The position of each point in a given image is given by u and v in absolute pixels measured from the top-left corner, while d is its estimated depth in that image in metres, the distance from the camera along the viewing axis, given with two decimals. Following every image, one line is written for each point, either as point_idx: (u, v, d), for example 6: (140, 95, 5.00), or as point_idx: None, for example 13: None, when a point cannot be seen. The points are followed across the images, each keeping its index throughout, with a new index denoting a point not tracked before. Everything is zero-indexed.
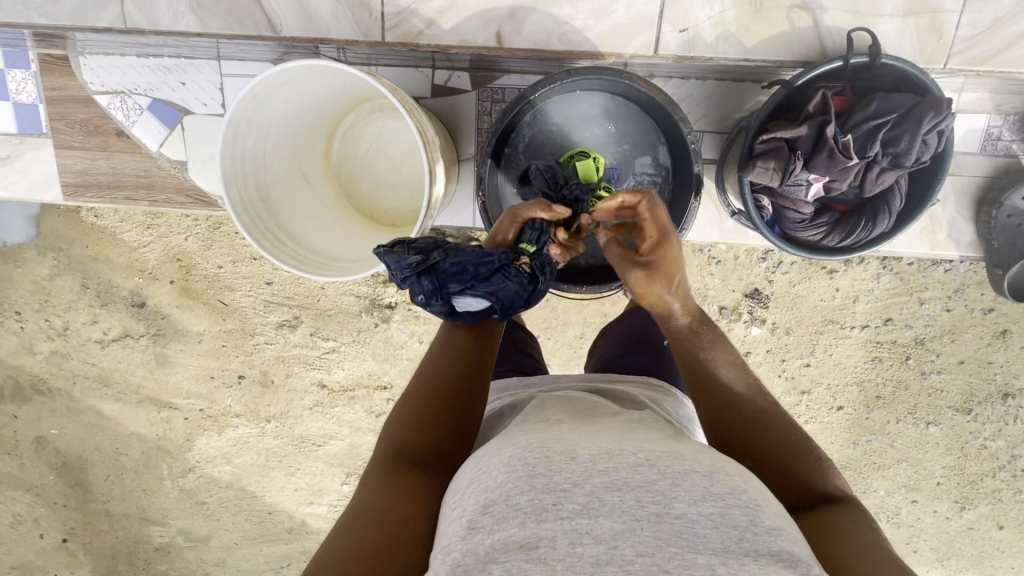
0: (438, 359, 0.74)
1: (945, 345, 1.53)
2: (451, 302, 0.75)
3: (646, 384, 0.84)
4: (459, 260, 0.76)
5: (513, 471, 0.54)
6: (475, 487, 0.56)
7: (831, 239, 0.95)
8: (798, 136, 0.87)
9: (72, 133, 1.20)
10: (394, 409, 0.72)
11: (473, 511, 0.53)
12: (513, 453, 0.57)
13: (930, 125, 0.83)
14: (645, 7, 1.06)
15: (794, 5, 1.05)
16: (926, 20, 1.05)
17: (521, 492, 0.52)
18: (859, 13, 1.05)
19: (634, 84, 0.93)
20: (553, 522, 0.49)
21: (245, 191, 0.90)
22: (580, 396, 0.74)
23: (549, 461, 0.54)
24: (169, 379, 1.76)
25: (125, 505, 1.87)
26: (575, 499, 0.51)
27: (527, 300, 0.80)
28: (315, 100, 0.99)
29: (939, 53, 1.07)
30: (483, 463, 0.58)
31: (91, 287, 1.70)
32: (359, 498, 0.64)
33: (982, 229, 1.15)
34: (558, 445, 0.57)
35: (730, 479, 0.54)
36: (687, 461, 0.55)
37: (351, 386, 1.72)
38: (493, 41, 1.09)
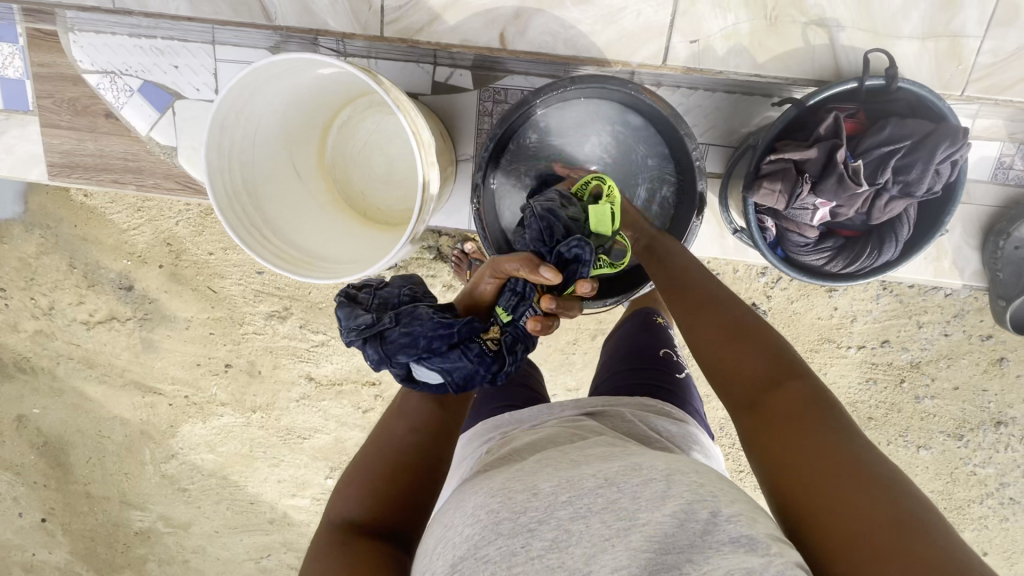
0: (396, 427, 0.76)
1: (940, 370, 1.52)
2: (407, 369, 0.75)
3: (639, 403, 0.80)
4: (409, 333, 0.73)
5: (478, 519, 0.51)
6: (443, 545, 0.52)
7: (833, 264, 0.93)
8: (807, 158, 0.84)
9: (60, 112, 1.17)
10: (348, 484, 0.72)
11: (443, 573, 0.49)
12: (477, 501, 0.54)
13: (945, 154, 0.81)
14: (655, 15, 1.03)
15: (810, 22, 1.02)
16: (945, 44, 1.02)
17: (489, 542, 0.49)
18: (877, 34, 1.02)
19: (638, 95, 0.90)
20: (525, 565, 0.46)
21: (232, 185, 0.86)
22: (559, 432, 0.69)
23: (512, 502, 0.51)
24: (155, 364, 1.73)
25: (106, 488, 1.85)
26: (543, 536, 0.48)
27: (489, 376, 0.76)
28: (309, 93, 0.95)
29: (957, 80, 1.04)
30: (449, 519, 0.55)
31: (78, 267, 1.66)
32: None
33: (987, 259, 1.13)
34: (520, 482, 0.55)
35: (686, 480, 0.52)
36: (643, 470, 0.53)
37: (338, 380, 1.69)
38: (496, 43, 1.06)
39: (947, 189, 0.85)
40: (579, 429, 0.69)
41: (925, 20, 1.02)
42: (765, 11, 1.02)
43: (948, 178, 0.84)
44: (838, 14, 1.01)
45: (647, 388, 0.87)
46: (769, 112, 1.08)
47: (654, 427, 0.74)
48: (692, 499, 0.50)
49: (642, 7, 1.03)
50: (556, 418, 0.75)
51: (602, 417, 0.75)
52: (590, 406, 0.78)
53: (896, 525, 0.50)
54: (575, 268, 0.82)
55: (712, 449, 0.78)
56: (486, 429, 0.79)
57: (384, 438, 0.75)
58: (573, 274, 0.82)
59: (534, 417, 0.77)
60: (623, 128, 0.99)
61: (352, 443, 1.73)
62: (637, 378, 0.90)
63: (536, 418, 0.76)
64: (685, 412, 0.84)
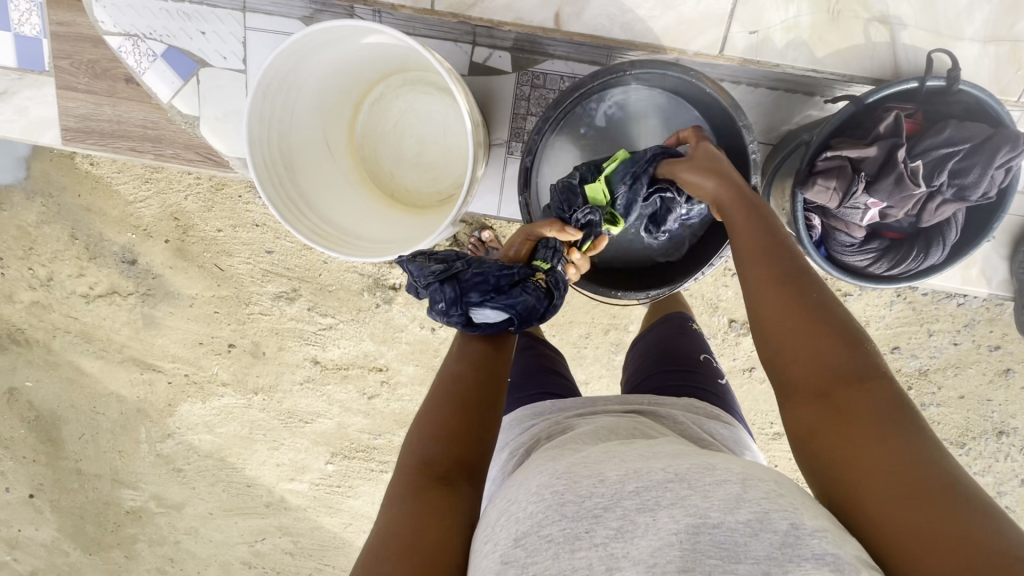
0: (465, 364, 0.71)
1: (948, 378, 1.53)
2: (466, 313, 0.73)
3: (687, 404, 0.83)
4: (482, 271, 0.75)
5: (542, 500, 0.52)
6: (506, 520, 0.53)
7: (877, 266, 0.93)
8: (865, 156, 0.83)
9: (78, 74, 1.13)
10: (417, 420, 0.67)
11: (506, 545, 0.50)
12: (542, 481, 0.56)
13: (1004, 159, 0.80)
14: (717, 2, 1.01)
15: (873, 18, 1.01)
16: (1006, 48, 1.01)
17: (553, 522, 0.50)
18: (940, 35, 1.01)
19: (700, 83, 0.88)
20: (588, 550, 0.48)
21: (269, 155, 0.84)
22: (618, 422, 0.71)
23: (577, 486, 0.53)
24: (155, 341, 1.69)
25: (98, 466, 1.81)
26: (609, 524, 0.49)
27: (544, 314, 0.78)
28: (347, 66, 0.93)
29: (1014, 86, 1.03)
30: (512, 496, 0.56)
31: (80, 238, 1.61)
32: (386, 521, 0.58)
33: (1015, 268, 1.14)
34: (585, 468, 0.56)
35: (765, 485, 0.51)
36: (717, 471, 0.53)
37: (345, 364, 1.66)
38: (550, 23, 1.02)
39: (1000, 195, 0.85)
40: (634, 422, 0.71)
41: (988, 24, 1.00)
42: (829, 5, 1.00)
43: (1001, 183, 0.84)
44: (901, 12, 1.01)
45: (689, 389, 0.88)
46: (809, 111, 1.08)
47: (709, 430, 0.76)
48: (772, 502, 0.48)
49: None
50: (604, 411, 0.78)
51: (650, 414, 0.78)
52: (635, 403, 0.81)
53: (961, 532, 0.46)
54: (590, 229, 0.89)
55: (753, 442, 0.80)
56: (530, 415, 0.82)
57: (454, 373, 0.71)
58: (588, 235, 0.90)
59: (585, 407, 0.80)
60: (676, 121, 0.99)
61: (355, 430, 1.70)
62: (679, 379, 0.91)
63: (587, 409, 0.79)
64: (728, 414, 0.86)
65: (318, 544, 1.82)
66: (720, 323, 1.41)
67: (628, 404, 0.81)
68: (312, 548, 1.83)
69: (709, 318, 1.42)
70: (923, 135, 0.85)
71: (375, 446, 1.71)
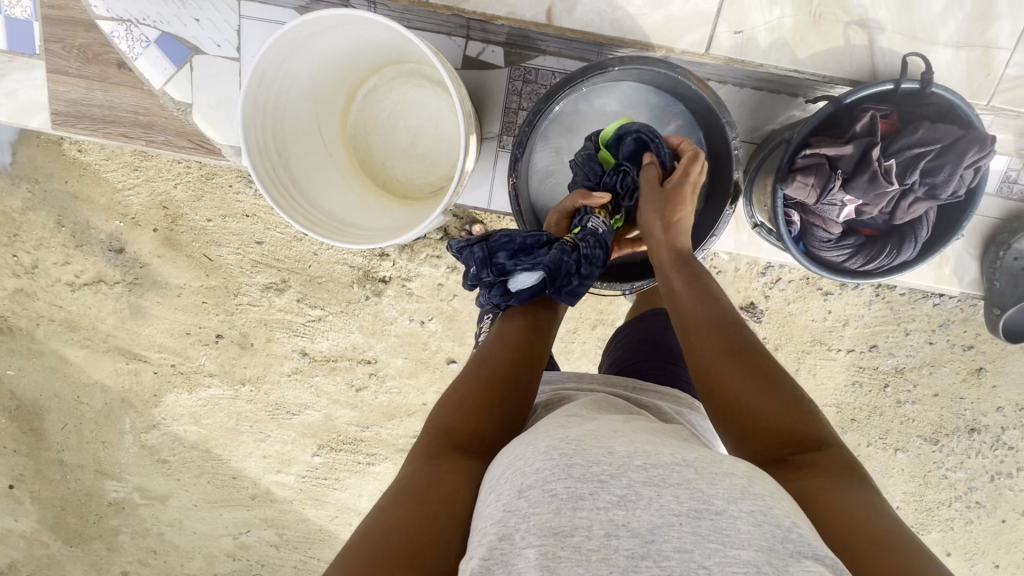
0: (494, 350, 0.78)
1: (923, 376, 1.58)
2: (502, 284, 0.82)
3: (671, 395, 0.86)
4: (508, 234, 0.84)
5: (550, 459, 0.55)
6: (512, 473, 0.57)
7: (853, 262, 0.96)
8: (842, 154, 0.87)
9: (69, 58, 1.13)
10: (447, 395, 0.74)
11: (509, 496, 0.54)
12: (550, 443, 0.58)
13: (973, 159, 0.84)
14: (704, 2, 1.03)
15: (852, 21, 1.04)
16: (978, 54, 1.05)
17: (558, 479, 0.53)
18: (916, 39, 1.05)
19: (686, 80, 0.91)
20: (589, 511, 0.51)
21: (263, 140, 0.86)
22: (614, 402, 0.76)
23: (586, 453, 0.56)
24: (142, 331, 1.68)
25: (81, 457, 1.79)
26: (613, 491, 0.52)
27: (577, 266, 0.84)
28: (343, 54, 0.94)
29: (984, 90, 1.07)
30: (519, 452, 0.60)
31: (66, 226, 1.60)
32: (406, 474, 0.64)
33: (986, 269, 1.19)
34: (594, 439, 0.59)
35: (768, 485, 0.55)
36: (726, 464, 0.55)
37: (334, 356, 1.67)
38: (543, 17, 1.03)
39: (969, 194, 0.89)
40: (626, 404, 0.76)
41: (961, 29, 1.04)
42: (811, 8, 1.04)
43: (970, 182, 0.87)
44: (879, 16, 1.04)
45: (671, 381, 0.92)
46: (792, 112, 1.12)
47: (691, 421, 0.79)
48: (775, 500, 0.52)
49: None
50: (592, 386, 0.83)
51: (636, 394, 0.83)
52: (620, 383, 0.85)
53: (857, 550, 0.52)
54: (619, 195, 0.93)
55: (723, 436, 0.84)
56: None
57: (484, 358, 0.77)
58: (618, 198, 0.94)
59: (571, 380, 0.85)
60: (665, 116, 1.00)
61: (343, 422, 1.71)
62: (663, 372, 0.94)
63: (575, 381, 0.84)
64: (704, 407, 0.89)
65: (303, 537, 1.82)
66: None
67: (612, 384, 0.85)
68: (298, 540, 1.83)
69: None
70: (898, 134, 0.88)
71: (362, 438, 1.72)
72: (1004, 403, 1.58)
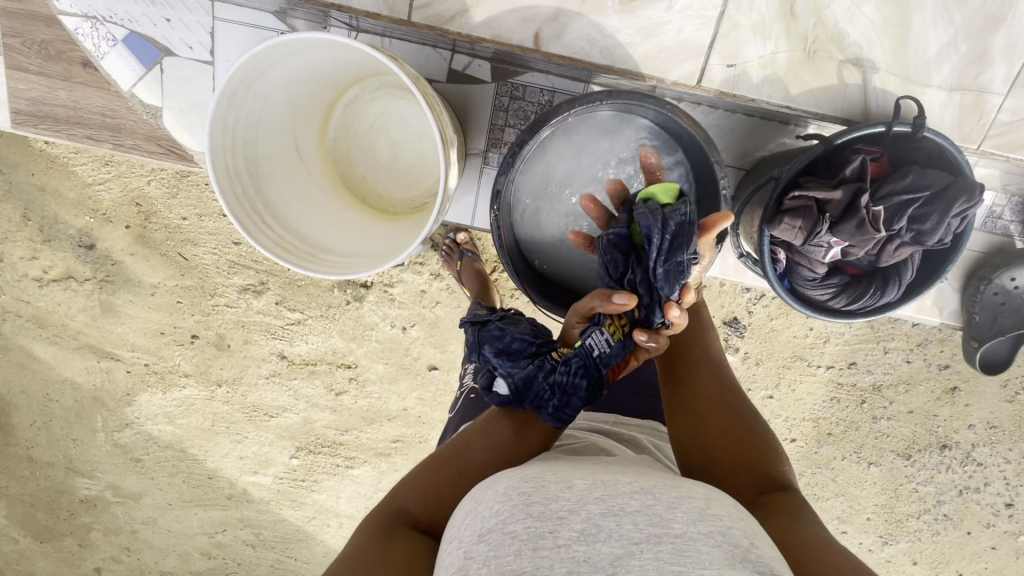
0: (472, 436, 0.75)
1: (899, 394, 1.59)
2: (489, 376, 0.81)
3: (651, 429, 0.85)
4: (501, 330, 0.83)
5: (509, 499, 0.53)
6: (473, 518, 0.54)
7: (837, 300, 0.96)
8: (830, 199, 0.86)
9: (29, 55, 1.09)
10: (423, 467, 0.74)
11: (469, 542, 0.50)
12: (510, 483, 0.57)
13: (961, 209, 0.84)
14: (696, 33, 1.02)
15: (847, 60, 1.03)
16: (970, 98, 1.05)
17: (517, 520, 0.49)
18: (909, 80, 1.04)
19: (675, 117, 0.89)
20: (551, 549, 0.46)
21: (233, 162, 0.82)
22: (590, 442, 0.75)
23: (545, 490, 0.53)
24: (114, 329, 1.62)
25: (50, 454, 1.74)
26: (573, 526, 0.48)
27: (550, 403, 0.75)
28: (319, 69, 0.90)
29: (976, 133, 1.07)
30: (480, 497, 0.57)
31: (33, 220, 1.53)
32: (360, 538, 0.64)
33: (967, 300, 1.21)
34: (554, 475, 0.57)
35: (725, 507, 0.53)
36: (683, 489, 0.55)
37: (313, 360, 1.63)
38: (530, 42, 1.02)
39: (955, 239, 0.90)
40: (601, 441, 0.75)
41: (955, 73, 1.04)
42: (805, 44, 1.03)
43: (956, 229, 0.87)
44: (874, 55, 1.03)
45: (650, 413, 0.91)
46: (782, 139, 1.11)
47: (666, 454, 0.78)
48: (728, 525, 0.50)
49: (683, 24, 1.02)
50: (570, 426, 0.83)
51: (613, 431, 0.81)
52: (598, 420, 0.85)
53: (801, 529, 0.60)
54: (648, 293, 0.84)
55: None
56: None
57: (461, 444, 0.75)
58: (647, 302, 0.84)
59: None
60: (654, 147, 0.96)
61: (321, 425, 1.68)
62: (642, 403, 0.92)
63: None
64: None
65: (280, 537, 1.80)
66: None
67: (591, 422, 0.85)
68: (275, 540, 1.81)
69: None
70: (887, 179, 0.89)
71: (341, 442, 1.69)
72: (977, 421, 1.60)
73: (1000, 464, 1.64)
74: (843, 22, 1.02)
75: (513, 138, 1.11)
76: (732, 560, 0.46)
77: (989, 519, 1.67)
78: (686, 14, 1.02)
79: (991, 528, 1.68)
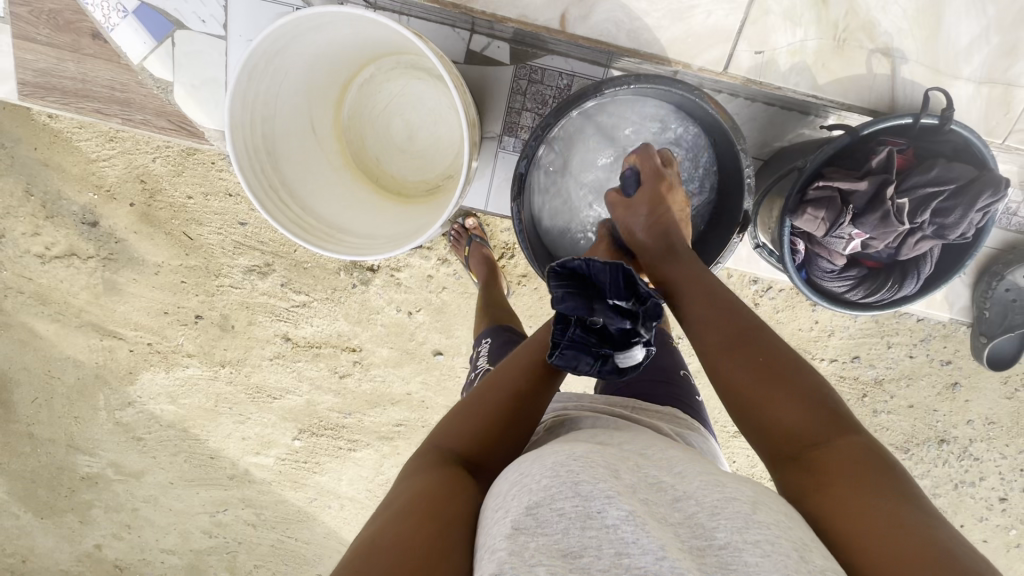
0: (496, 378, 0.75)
1: (900, 388, 1.52)
2: (613, 358, 0.73)
3: (668, 415, 0.85)
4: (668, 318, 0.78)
5: (558, 475, 0.53)
6: (519, 490, 0.54)
7: (854, 292, 0.99)
8: (855, 189, 0.88)
9: (38, 25, 1.10)
10: (451, 414, 0.73)
11: (517, 513, 0.50)
12: (557, 459, 0.56)
13: (984, 204, 0.85)
14: (726, 18, 1.01)
15: (876, 49, 1.03)
16: (999, 91, 1.04)
17: (565, 498, 0.50)
18: (938, 72, 1.03)
19: (703, 103, 0.87)
20: (598, 531, 0.47)
21: (252, 140, 0.81)
22: (616, 422, 0.74)
23: (593, 470, 0.53)
24: (117, 308, 1.61)
25: (52, 431, 1.74)
26: (619, 507, 0.48)
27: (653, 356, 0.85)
28: (336, 48, 0.88)
29: (1001, 128, 1.06)
30: (525, 467, 0.57)
31: (36, 195, 1.51)
32: (391, 496, 0.61)
33: (979, 296, 1.27)
34: (600, 457, 0.57)
35: (772, 513, 0.51)
36: (728, 488, 0.53)
37: (318, 343, 1.62)
38: (555, 23, 1.00)
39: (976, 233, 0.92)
40: (625, 423, 0.74)
41: (986, 65, 1.03)
42: (835, 33, 1.02)
43: (978, 224, 0.89)
44: (905, 46, 1.02)
45: (668, 400, 0.90)
46: (802, 130, 1.12)
47: (689, 440, 0.78)
48: (776, 532, 0.49)
49: (713, 8, 1.00)
50: (590, 406, 0.82)
51: (635, 417, 0.80)
52: (619, 405, 0.84)
53: (887, 524, 0.50)
54: None
55: (724, 456, 0.82)
56: None
57: (475, 401, 0.73)
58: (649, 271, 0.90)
59: (571, 401, 0.84)
60: (675, 135, 0.95)
61: (325, 408, 1.68)
62: (660, 391, 0.92)
63: (573, 403, 0.83)
64: (703, 427, 0.88)
65: (281, 517, 1.81)
66: None
67: (612, 405, 0.83)
68: (275, 520, 1.82)
69: None
70: (912, 171, 0.90)
71: (344, 425, 1.70)
72: (975, 416, 1.53)
73: (994, 459, 1.58)
74: (876, 11, 1.01)
75: (530, 122, 1.12)
76: (785, 569, 0.45)
77: (982, 513, 1.63)
78: None
79: (983, 521, 1.63)
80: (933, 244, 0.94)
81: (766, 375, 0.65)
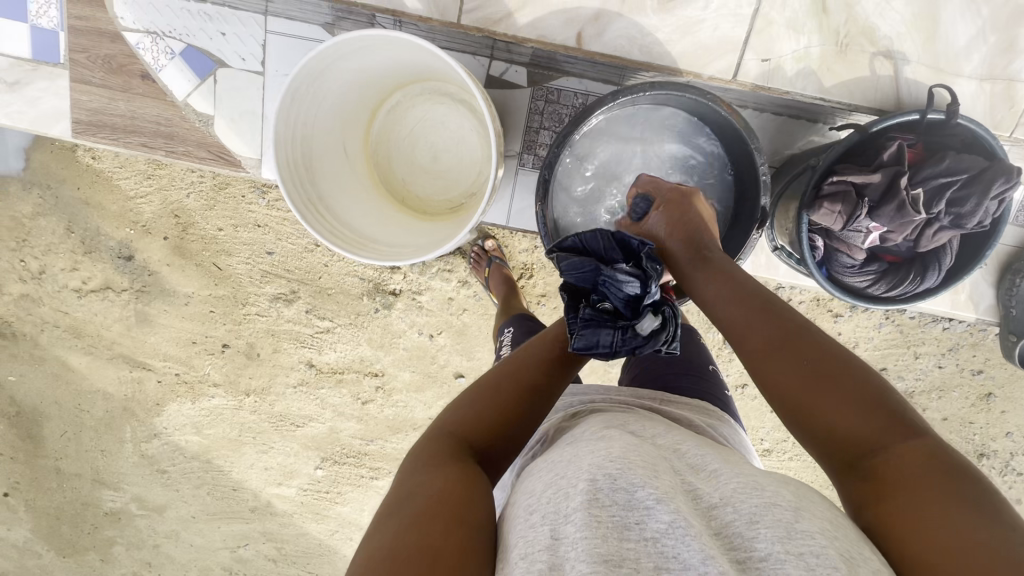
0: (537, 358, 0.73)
1: (932, 401, 1.44)
2: (630, 326, 0.70)
3: (696, 407, 0.84)
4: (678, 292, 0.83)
5: (592, 480, 0.54)
6: (553, 491, 0.56)
7: (877, 286, 1.02)
8: (869, 182, 0.92)
9: (92, 68, 1.19)
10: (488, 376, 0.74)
11: (556, 522, 0.52)
12: (593, 462, 0.57)
13: (999, 191, 0.89)
14: (732, 30, 1.07)
15: (877, 53, 1.07)
16: (1000, 88, 1.08)
17: (603, 506, 0.51)
18: (939, 72, 1.08)
19: (715, 106, 0.91)
20: (637, 543, 0.49)
21: (292, 156, 0.86)
22: (650, 418, 0.73)
23: (631, 472, 0.54)
24: (147, 339, 1.66)
25: (79, 465, 1.76)
26: (661, 518, 0.50)
27: None
28: (372, 71, 0.95)
29: (1006, 122, 1.09)
30: (560, 469, 0.59)
31: (76, 233, 1.58)
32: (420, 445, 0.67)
33: (1003, 296, 1.28)
34: (640, 458, 0.57)
35: (821, 522, 0.51)
36: (767, 494, 0.53)
37: (340, 368, 1.65)
38: (573, 41, 1.09)
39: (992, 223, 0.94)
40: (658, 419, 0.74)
41: (985, 63, 1.07)
42: (837, 39, 1.07)
43: (994, 213, 0.92)
44: (904, 48, 1.07)
45: (699, 393, 0.90)
46: (812, 137, 1.16)
47: (722, 434, 0.78)
48: (822, 544, 0.48)
49: (719, 22, 1.07)
50: (615, 399, 0.81)
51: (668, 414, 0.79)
52: (648, 400, 0.83)
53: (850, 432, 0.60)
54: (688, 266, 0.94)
55: (753, 447, 0.82)
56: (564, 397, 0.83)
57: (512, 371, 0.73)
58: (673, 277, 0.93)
59: (596, 394, 0.82)
60: (690, 140, 1.00)
61: (347, 435, 1.69)
62: (687, 384, 0.92)
63: (600, 395, 0.81)
64: (734, 420, 0.87)
65: (302, 551, 1.79)
66: (715, 338, 1.44)
67: (640, 400, 0.83)
68: (296, 555, 1.79)
69: (704, 332, 1.45)
70: (923, 165, 0.94)
71: (366, 452, 1.69)
72: (1014, 428, 1.44)
73: None
74: (874, 18, 1.06)
75: (548, 139, 1.18)
76: None
77: None
78: (721, 14, 1.06)
79: None
80: (952, 235, 0.97)
81: (810, 397, 0.62)
